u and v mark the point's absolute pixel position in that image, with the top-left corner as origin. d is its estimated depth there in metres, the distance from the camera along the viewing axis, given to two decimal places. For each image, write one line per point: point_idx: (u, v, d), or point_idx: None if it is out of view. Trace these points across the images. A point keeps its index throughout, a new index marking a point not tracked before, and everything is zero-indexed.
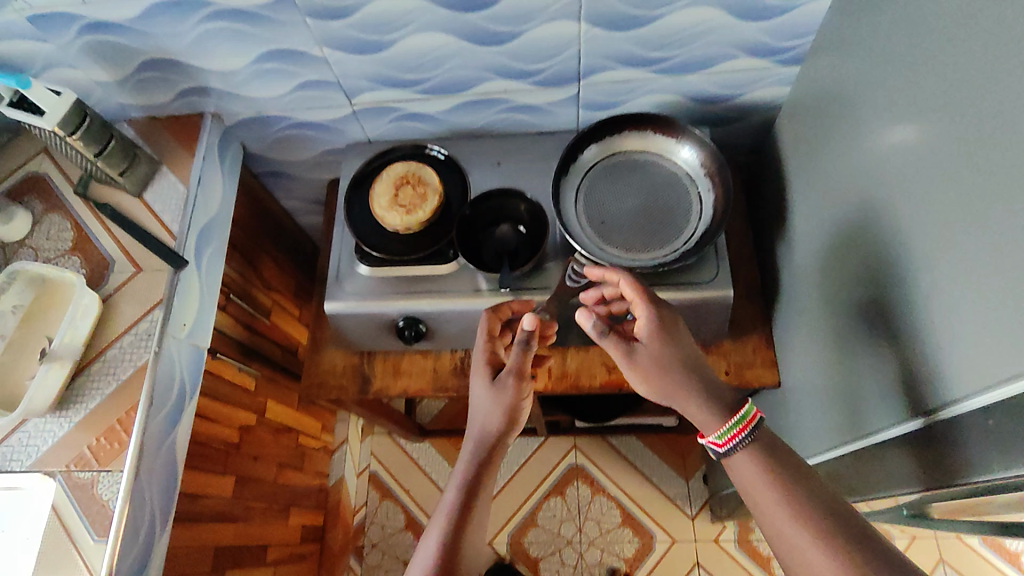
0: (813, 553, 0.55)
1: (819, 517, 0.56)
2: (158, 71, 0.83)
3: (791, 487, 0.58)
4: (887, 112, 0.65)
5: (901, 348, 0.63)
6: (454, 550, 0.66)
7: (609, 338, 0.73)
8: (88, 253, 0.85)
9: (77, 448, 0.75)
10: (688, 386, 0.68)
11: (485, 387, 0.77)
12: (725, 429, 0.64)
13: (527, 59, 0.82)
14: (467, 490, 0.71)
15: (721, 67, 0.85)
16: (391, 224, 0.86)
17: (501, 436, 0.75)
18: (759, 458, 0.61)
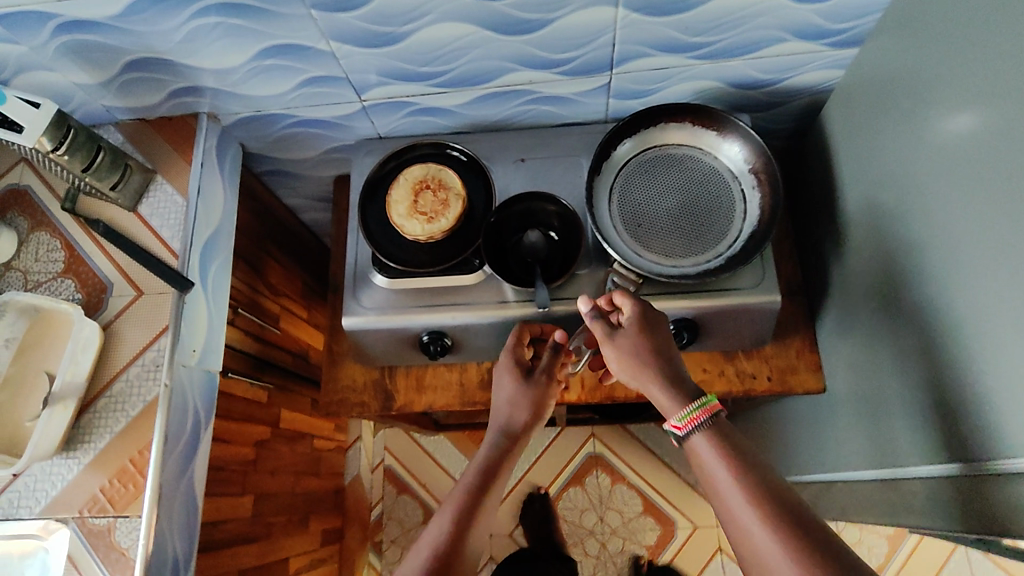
0: (765, 544, 0.52)
1: (776, 508, 0.53)
2: (145, 71, 0.75)
3: (749, 475, 0.55)
4: (974, 110, 0.58)
5: (987, 371, 0.58)
6: (462, 530, 0.66)
7: (596, 320, 0.70)
8: (83, 276, 0.78)
9: (89, 492, 0.71)
10: (654, 372, 0.65)
11: (513, 385, 0.79)
12: (686, 411, 0.60)
13: (558, 48, 0.74)
14: (478, 480, 0.72)
15: (769, 51, 0.77)
16: (411, 234, 0.79)
17: (523, 428, 0.78)
18: (716, 444, 0.58)
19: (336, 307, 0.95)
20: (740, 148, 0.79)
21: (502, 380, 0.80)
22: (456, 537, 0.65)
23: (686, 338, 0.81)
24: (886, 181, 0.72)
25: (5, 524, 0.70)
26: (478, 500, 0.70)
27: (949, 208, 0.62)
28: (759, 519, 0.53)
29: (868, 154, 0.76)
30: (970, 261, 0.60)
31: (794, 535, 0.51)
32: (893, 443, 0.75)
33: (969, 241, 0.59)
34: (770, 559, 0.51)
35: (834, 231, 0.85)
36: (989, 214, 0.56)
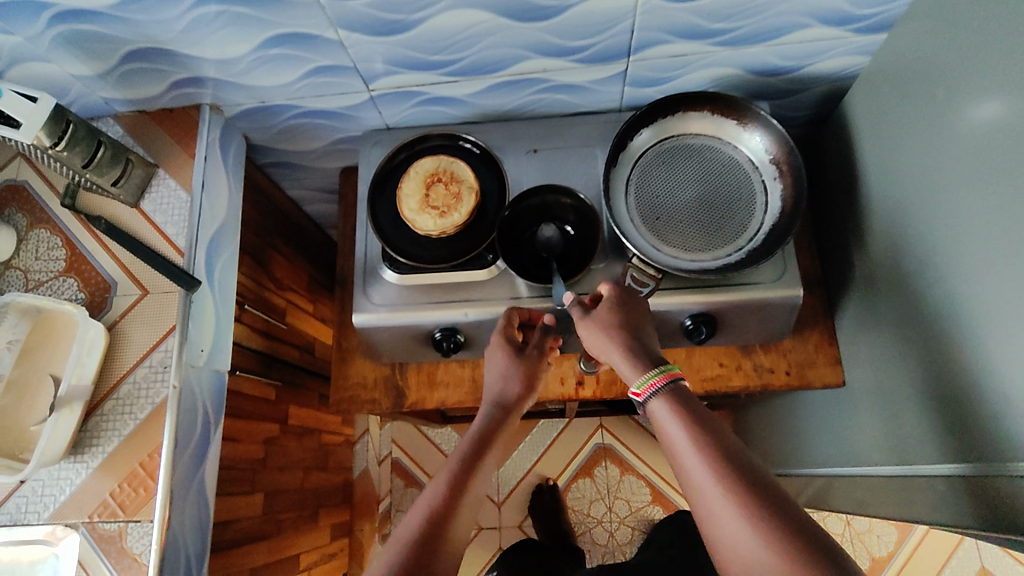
0: (716, 498, 0.51)
1: (729, 467, 0.52)
2: (145, 61, 0.72)
3: (704, 436, 0.54)
4: (1010, 99, 0.55)
5: (1011, 368, 0.57)
6: (448, 513, 0.60)
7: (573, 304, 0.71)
8: (86, 275, 0.76)
9: (99, 497, 0.69)
10: (618, 345, 0.65)
11: (505, 360, 0.74)
12: (645, 377, 0.61)
13: (574, 35, 0.71)
14: (464, 462, 0.65)
15: (792, 38, 0.74)
16: (423, 228, 0.78)
17: (515, 402, 0.73)
18: (674, 408, 0.57)
19: (345, 302, 0.93)
20: (762, 139, 0.77)
21: (492, 358, 0.75)
22: (441, 518, 0.59)
23: (704, 332, 0.79)
24: (912, 172, 0.70)
25: (14, 530, 0.69)
26: (465, 482, 0.63)
27: (978, 201, 0.61)
28: (712, 480, 0.51)
29: (892, 144, 0.73)
30: (1000, 255, 0.58)
31: (745, 494, 0.50)
32: (914, 439, 0.74)
33: (1001, 235, 0.58)
34: (720, 515, 0.50)
35: (855, 222, 0.83)
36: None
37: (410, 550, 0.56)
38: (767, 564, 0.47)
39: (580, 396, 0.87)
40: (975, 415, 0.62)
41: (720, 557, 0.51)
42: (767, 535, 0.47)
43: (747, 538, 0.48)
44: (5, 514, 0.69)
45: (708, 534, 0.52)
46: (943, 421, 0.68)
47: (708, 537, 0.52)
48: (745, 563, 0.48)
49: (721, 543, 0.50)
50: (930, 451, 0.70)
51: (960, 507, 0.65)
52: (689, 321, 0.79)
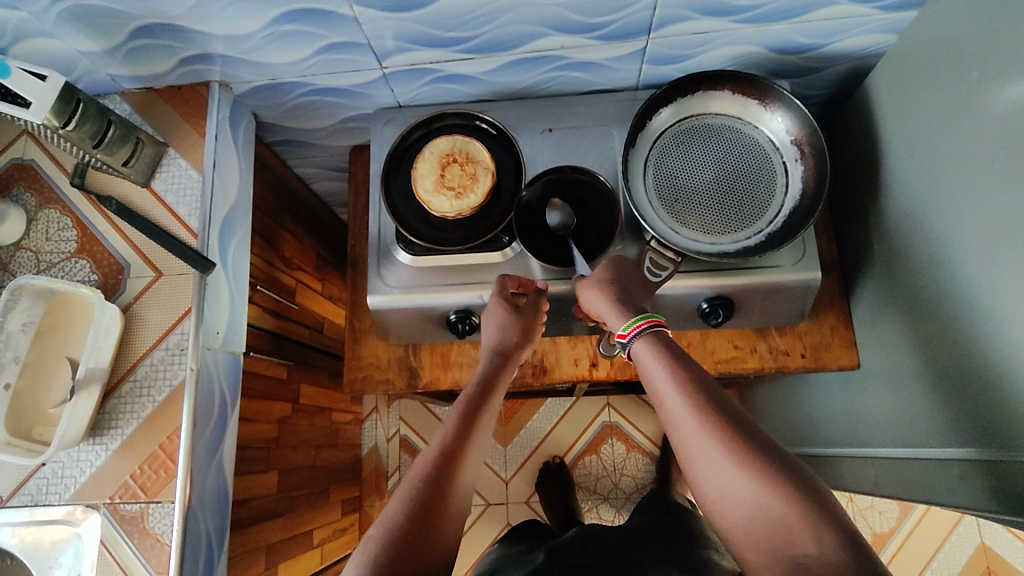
0: (689, 426, 0.53)
1: (706, 401, 0.53)
2: (153, 37, 0.70)
3: (685, 374, 0.55)
4: None
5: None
6: (456, 460, 0.58)
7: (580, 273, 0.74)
8: (98, 256, 0.75)
9: (119, 479, 0.70)
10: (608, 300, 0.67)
11: (502, 314, 0.72)
12: (630, 321, 0.62)
13: (594, 12, 0.70)
14: (470, 406, 0.62)
15: (817, 15, 0.73)
16: (439, 211, 0.77)
17: (517, 350, 0.71)
18: (657, 350, 0.59)
19: (356, 282, 0.93)
20: (783, 120, 0.76)
21: (490, 315, 0.73)
22: (446, 466, 0.57)
23: (720, 316, 0.78)
24: (937, 155, 0.69)
25: (36, 510, 0.69)
26: (471, 426, 0.61)
27: (1002, 188, 0.60)
28: (690, 414, 0.53)
29: (916, 126, 0.72)
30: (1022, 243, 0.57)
31: (721, 427, 0.51)
32: (925, 422, 0.74)
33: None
34: (692, 441, 0.52)
35: (875, 204, 0.82)
36: None
37: (415, 499, 0.54)
38: (740, 491, 0.49)
39: (594, 378, 0.88)
40: (990, 401, 0.63)
41: (697, 486, 0.53)
42: (736, 462, 0.50)
43: (723, 467, 0.50)
44: (27, 495, 0.70)
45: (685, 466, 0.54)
46: (957, 406, 0.68)
47: (686, 468, 0.54)
48: (718, 488, 0.50)
49: (697, 473, 0.52)
50: (942, 434, 0.71)
51: (973, 492, 0.65)
52: (705, 304, 0.78)
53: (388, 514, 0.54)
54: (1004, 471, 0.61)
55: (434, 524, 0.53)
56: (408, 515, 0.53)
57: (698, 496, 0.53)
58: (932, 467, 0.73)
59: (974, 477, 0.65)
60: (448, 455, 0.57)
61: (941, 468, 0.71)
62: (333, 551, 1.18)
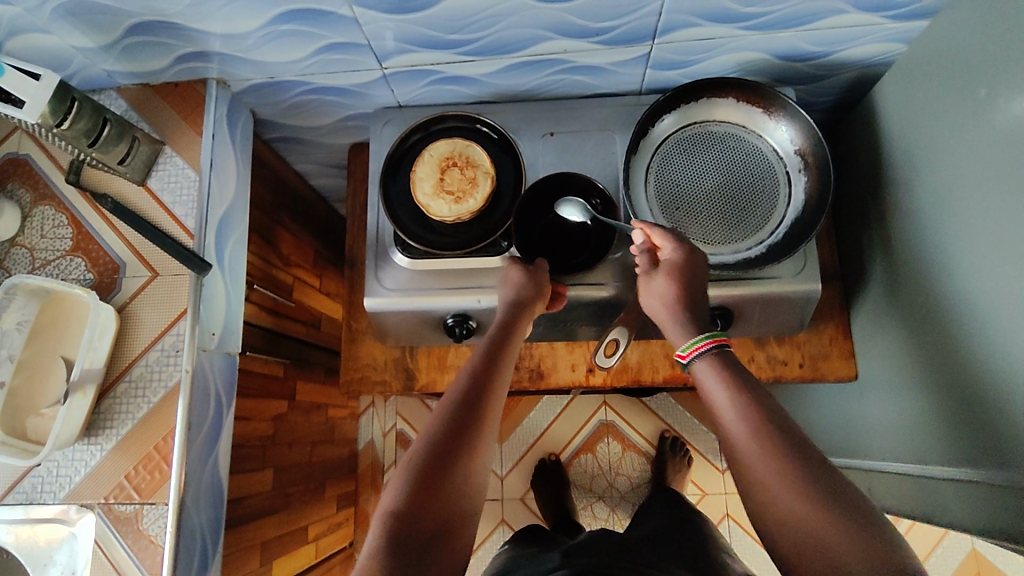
0: (750, 448, 0.52)
1: (768, 426, 0.52)
2: (150, 35, 0.69)
3: (747, 395, 0.54)
4: None
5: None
6: (464, 438, 0.54)
7: (641, 256, 0.70)
8: (93, 254, 0.75)
9: (114, 479, 0.70)
10: (674, 310, 0.64)
11: (516, 273, 0.70)
12: (692, 341, 0.60)
13: (598, 17, 0.68)
14: (476, 379, 0.58)
15: (824, 23, 0.71)
16: (438, 214, 0.76)
17: (531, 299, 0.69)
18: (719, 369, 0.57)
19: (354, 282, 0.92)
20: (788, 130, 0.75)
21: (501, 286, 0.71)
22: (454, 445, 0.54)
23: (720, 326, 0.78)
24: (943, 170, 0.68)
25: (30, 509, 0.69)
26: (479, 403, 0.57)
27: (1007, 208, 0.59)
28: (750, 438, 0.52)
29: (923, 139, 0.71)
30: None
31: (782, 452, 0.50)
32: (924, 437, 0.74)
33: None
34: (754, 464, 0.51)
35: (878, 215, 0.82)
36: None
37: (416, 477, 0.52)
38: (799, 514, 0.48)
39: (592, 383, 0.87)
40: (990, 422, 0.62)
41: (753, 509, 0.51)
42: (798, 485, 0.49)
43: (782, 490, 0.49)
44: (22, 493, 0.70)
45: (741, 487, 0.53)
46: (956, 423, 0.68)
47: (742, 488, 0.53)
48: (776, 510, 0.49)
49: (753, 498, 0.51)
50: (941, 451, 0.71)
51: (972, 510, 0.65)
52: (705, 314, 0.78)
53: (390, 496, 0.51)
54: (1000, 491, 0.61)
55: (436, 508, 0.51)
56: (408, 498, 0.51)
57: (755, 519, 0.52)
58: (930, 482, 0.73)
59: (973, 496, 0.65)
60: (451, 433, 0.54)
61: (939, 484, 0.71)
62: (327, 546, 1.18)
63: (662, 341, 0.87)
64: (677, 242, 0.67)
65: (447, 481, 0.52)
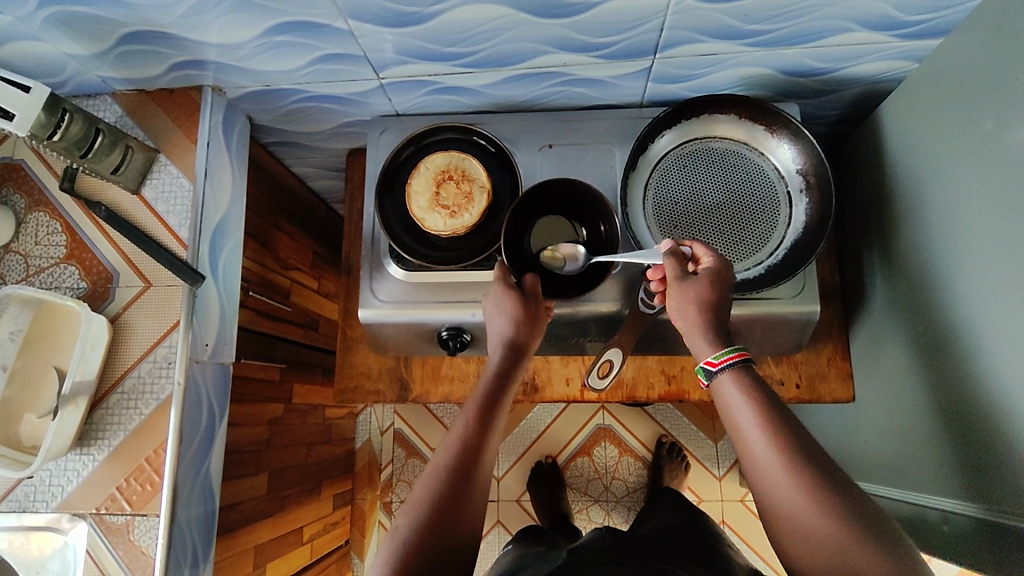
0: (775, 467, 0.51)
1: (795, 445, 0.51)
2: (144, 43, 0.68)
3: (772, 414, 0.53)
4: None
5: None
6: (467, 475, 0.58)
7: (669, 257, 0.64)
8: (87, 263, 0.75)
9: (106, 490, 0.70)
10: (706, 325, 0.61)
11: (509, 302, 0.69)
12: (721, 351, 0.58)
13: (599, 33, 0.67)
14: (467, 448, 0.59)
15: (831, 41, 0.70)
16: (433, 229, 0.75)
17: (527, 341, 0.68)
18: (745, 387, 0.56)
19: (351, 290, 0.92)
20: (790, 149, 0.74)
21: (495, 303, 0.70)
22: (458, 484, 0.57)
23: None
24: (945, 198, 0.67)
25: (23, 517, 0.70)
26: (470, 474, 0.58)
27: (1007, 245, 0.59)
28: (776, 458, 0.51)
29: (926, 164, 0.70)
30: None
31: (809, 474, 0.50)
32: (919, 464, 0.74)
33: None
34: (778, 485, 0.50)
35: (879, 236, 0.81)
36: None
37: (424, 515, 0.55)
38: (823, 535, 0.47)
39: (588, 398, 0.86)
40: (983, 457, 0.62)
41: (773, 530, 0.51)
42: (824, 506, 0.48)
43: (808, 512, 0.48)
44: (15, 501, 0.71)
45: (762, 503, 0.52)
46: (950, 454, 0.67)
47: (762, 505, 0.52)
48: (802, 530, 0.48)
49: (777, 510, 0.50)
50: (936, 479, 0.70)
51: (970, 543, 0.64)
52: None
53: (402, 532, 0.55)
54: (992, 525, 0.61)
55: (443, 544, 0.54)
56: (417, 535, 0.54)
57: (774, 536, 0.51)
58: (925, 510, 0.72)
59: (964, 529, 0.65)
60: (444, 506, 0.55)
61: (934, 512, 0.70)
62: (322, 547, 1.18)
63: (658, 356, 0.86)
64: (716, 254, 0.64)
65: (453, 520, 0.55)
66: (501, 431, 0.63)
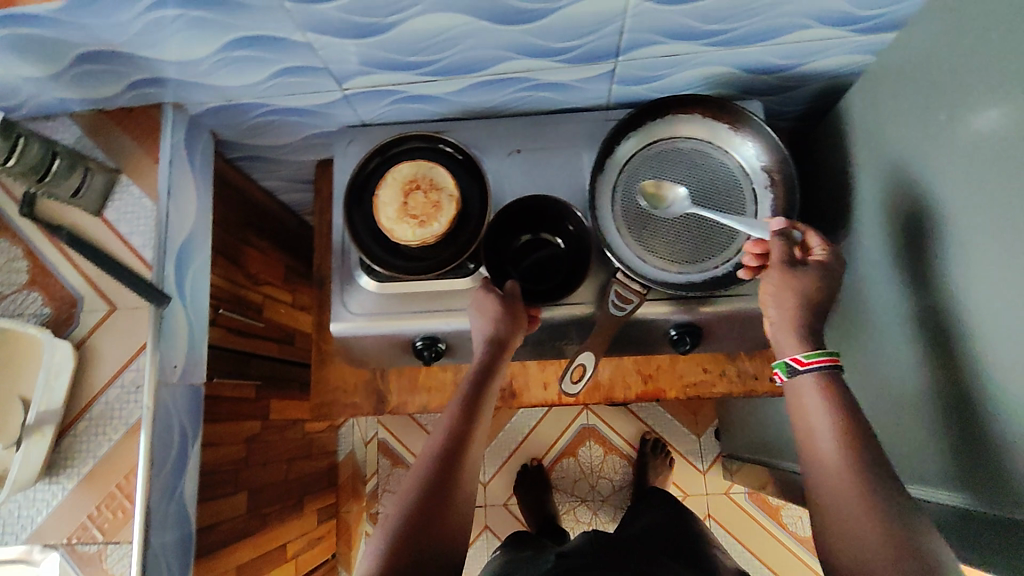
0: (841, 473, 0.53)
1: (864, 455, 0.54)
2: (100, 63, 0.67)
3: (847, 419, 0.56)
4: (981, 91, 0.55)
5: (980, 406, 0.57)
6: (455, 467, 0.61)
7: (778, 240, 0.65)
8: (50, 288, 0.73)
9: (78, 519, 0.69)
10: (792, 321, 0.62)
11: (489, 304, 0.71)
12: (813, 351, 0.60)
13: (560, 38, 0.67)
14: (450, 445, 0.62)
15: (789, 38, 0.70)
16: (402, 239, 0.74)
17: (510, 337, 0.70)
18: (825, 393, 0.58)
19: (325, 302, 0.91)
20: (754, 146, 0.75)
21: (479, 308, 0.72)
22: (445, 477, 0.60)
23: (688, 343, 0.78)
24: (901, 190, 0.68)
25: None
26: (455, 468, 0.61)
27: (955, 236, 0.60)
28: (843, 465, 0.54)
29: (885, 157, 0.71)
30: (974, 296, 0.57)
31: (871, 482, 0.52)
32: (891, 453, 0.75)
33: (976, 274, 0.57)
34: (843, 489, 0.53)
35: (845, 229, 0.82)
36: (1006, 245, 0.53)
37: (413, 502, 0.57)
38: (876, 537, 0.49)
39: (566, 402, 0.86)
40: (946, 443, 0.63)
41: (823, 531, 0.53)
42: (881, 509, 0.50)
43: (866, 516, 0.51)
44: None
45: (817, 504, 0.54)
46: (917, 442, 0.69)
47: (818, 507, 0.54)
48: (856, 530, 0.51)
49: (826, 509, 0.53)
50: (907, 465, 0.72)
51: None
52: (674, 331, 0.78)
53: (391, 520, 0.57)
54: (952, 510, 0.62)
55: (431, 526, 0.56)
56: (406, 519, 0.56)
57: (823, 536, 0.53)
58: None
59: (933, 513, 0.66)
60: (422, 511, 0.57)
61: None
62: (307, 563, 1.17)
63: (635, 356, 0.87)
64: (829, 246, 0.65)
65: (442, 507, 0.58)
66: (484, 431, 0.66)
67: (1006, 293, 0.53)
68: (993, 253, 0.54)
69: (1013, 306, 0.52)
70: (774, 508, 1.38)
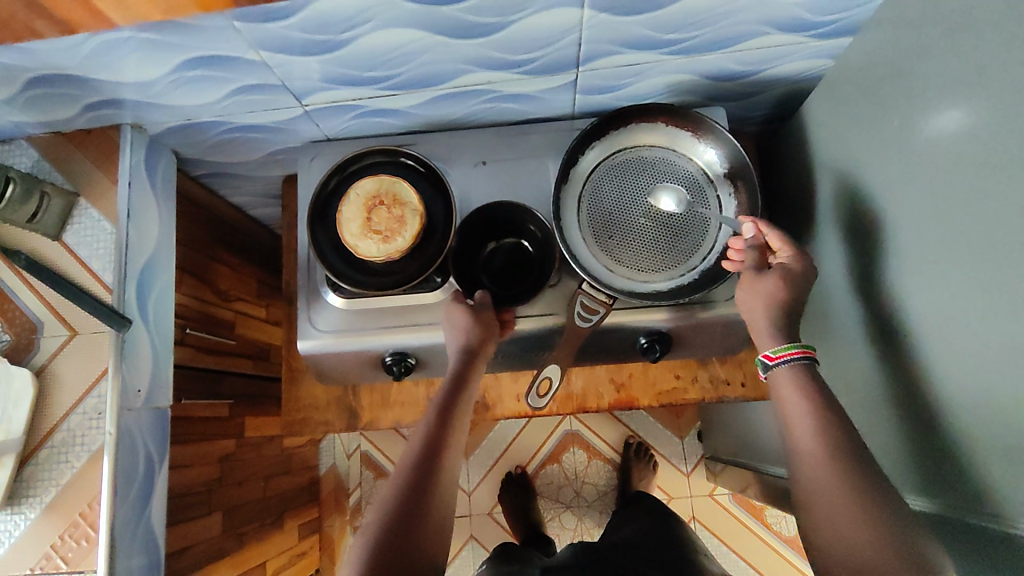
0: (824, 472, 0.53)
1: (845, 452, 0.53)
2: (53, 86, 0.66)
3: (829, 417, 0.56)
4: (927, 97, 0.56)
5: (933, 409, 0.58)
6: (430, 481, 0.60)
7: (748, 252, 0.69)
8: (9, 314, 0.72)
9: (41, 549, 0.68)
10: (769, 324, 0.63)
11: (460, 314, 0.71)
12: (784, 344, 0.60)
13: (517, 50, 0.67)
14: (425, 458, 0.61)
15: (748, 45, 0.70)
16: (366, 255, 0.74)
17: (482, 347, 0.70)
18: (804, 388, 0.58)
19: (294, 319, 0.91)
20: (716, 153, 0.76)
21: (451, 318, 0.72)
22: (420, 492, 0.59)
23: (658, 351, 0.78)
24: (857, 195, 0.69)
25: None
26: (429, 482, 0.60)
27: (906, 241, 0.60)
28: (826, 463, 0.53)
29: (842, 162, 0.72)
30: (923, 301, 0.58)
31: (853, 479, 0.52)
32: None
33: (923, 278, 0.57)
34: (826, 487, 0.52)
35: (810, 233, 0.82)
36: (953, 251, 0.53)
37: (388, 518, 0.57)
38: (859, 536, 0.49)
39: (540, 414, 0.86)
40: (903, 446, 0.64)
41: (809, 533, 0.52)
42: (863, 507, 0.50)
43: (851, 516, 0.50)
44: None
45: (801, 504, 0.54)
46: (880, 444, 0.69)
47: (803, 507, 0.54)
48: (839, 529, 0.50)
49: (808, 510, 0.53)
50: None
51: None
52: (644, 340, 0.78)
53: (366, 536, 0.56)
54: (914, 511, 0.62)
55: (406, 542, 0.55)
56: (381, 535, 0.55)
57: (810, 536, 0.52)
58: None
59: None
60: (398, 523, 0.56)
61: None
62: None
63: (606, 366, 0.87)
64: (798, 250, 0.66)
65: (417, 521, 0.57)
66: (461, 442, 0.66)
67: (950, 299, 0.54)
68: (939, 259, 0.55)
69: (957, 311, 0.53)
70: (758, 509, 1.38)
